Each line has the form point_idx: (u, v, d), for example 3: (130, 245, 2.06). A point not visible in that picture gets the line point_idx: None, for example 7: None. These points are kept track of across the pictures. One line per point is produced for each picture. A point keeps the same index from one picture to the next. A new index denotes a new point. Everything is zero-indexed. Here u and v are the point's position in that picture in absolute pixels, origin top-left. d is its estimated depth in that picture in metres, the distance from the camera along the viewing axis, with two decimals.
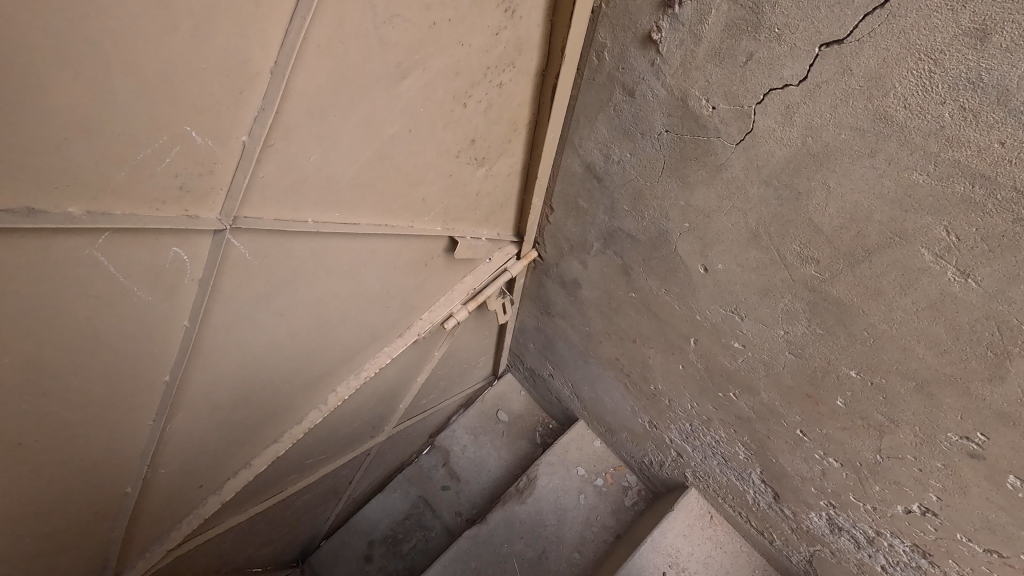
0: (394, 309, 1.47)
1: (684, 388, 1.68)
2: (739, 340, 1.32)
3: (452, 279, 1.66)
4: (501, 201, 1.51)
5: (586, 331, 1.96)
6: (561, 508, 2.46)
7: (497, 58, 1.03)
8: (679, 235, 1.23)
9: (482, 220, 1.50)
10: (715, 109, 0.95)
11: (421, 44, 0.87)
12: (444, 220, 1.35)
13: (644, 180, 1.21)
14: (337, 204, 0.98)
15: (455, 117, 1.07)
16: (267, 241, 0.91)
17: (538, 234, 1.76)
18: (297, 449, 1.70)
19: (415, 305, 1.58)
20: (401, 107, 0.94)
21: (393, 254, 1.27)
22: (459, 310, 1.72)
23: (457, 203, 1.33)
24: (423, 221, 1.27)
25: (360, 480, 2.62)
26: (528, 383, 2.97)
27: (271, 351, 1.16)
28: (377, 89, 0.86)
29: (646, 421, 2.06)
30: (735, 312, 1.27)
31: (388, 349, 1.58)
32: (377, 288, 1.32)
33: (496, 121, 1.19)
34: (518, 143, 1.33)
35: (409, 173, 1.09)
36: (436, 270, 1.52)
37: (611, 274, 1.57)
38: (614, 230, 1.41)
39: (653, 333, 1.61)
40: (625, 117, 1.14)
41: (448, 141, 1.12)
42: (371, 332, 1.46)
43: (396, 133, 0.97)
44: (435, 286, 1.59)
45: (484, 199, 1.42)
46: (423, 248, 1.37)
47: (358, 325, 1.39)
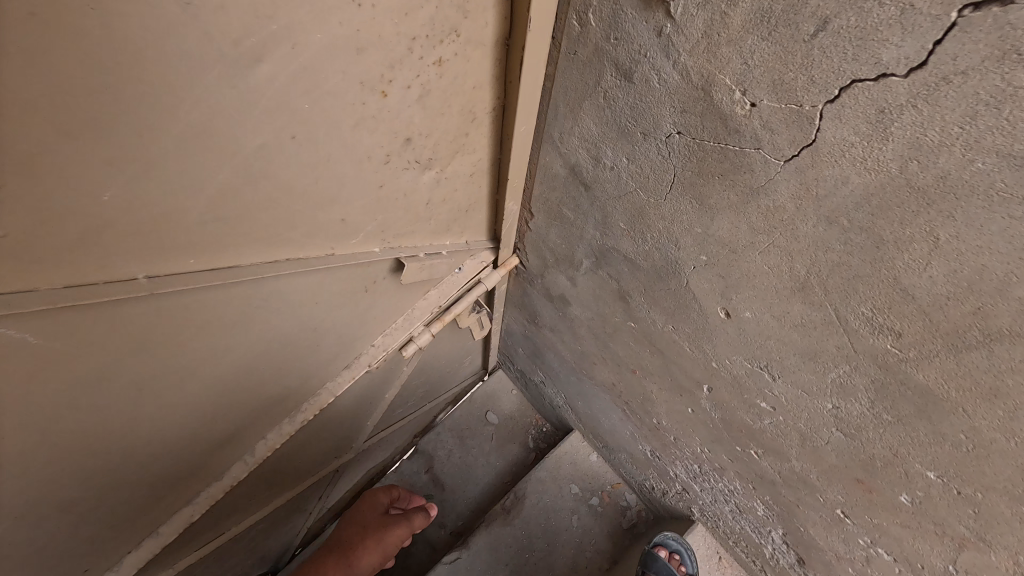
0: (327, 343, 1.18)
1: (693, 431, 1.38)
2: (768, 401, 1.01)
3: (410, 299, 1.35)
4: (465, 206, 1.18)
5: (578, 350, 1.65)
6: (551, 530, 2.22)
7: (426, 24, 0.69)
8: (692, 268, 0.91)
9: (438, 230, 1.18)
10: (755, 106, 0.61)
11: (272, 6, 0.52)
12: (382, 236, 1.04)
13: (644, 195, 0.88)
14: (184, 245, 0.68)
15: (370, 112, 0.74)
16: (67, 315, 0.62)
17: (518, 240, 1.45)
18: (230, 497, 1.44)
19: (360, 334, 1.28)
20: (267, 107, 0.61)
21: (309, 288, 0.96)
22: (421, 332, 1.44)
23: (397, 216, 1.02)
24: (351, 243, 0.97)
25: (332, 493, 2.39)
26: (520, 382, 2.70)
27: (141, 421, 0.88)
28: (207, 84, 0.53)
29: (647, 449, 1.78)
30: (764, 369, 0.95)
31: (332, 387, 1.33)
32: (295, 327, 1.04)
33: (439, 113, 0.86)
34: (478, 138, 1.00)
35: (306, 191, 0.77)
36: (383, 295, 1.21)
37: (605, 297, 1.25)
38: (608, 250, 1.09)
39: (657, 369, 1.29)
40: (618, 110, 0.79)
41: (366, 142, 0.79)
42: (297, 371, 1.18)
43: (269, 142, 0.65)
44: (385, 311, 1.29)
45: (437, 207, 1.10)
46: (356, 274, 1.06)
47: (280, 366, 1.11)
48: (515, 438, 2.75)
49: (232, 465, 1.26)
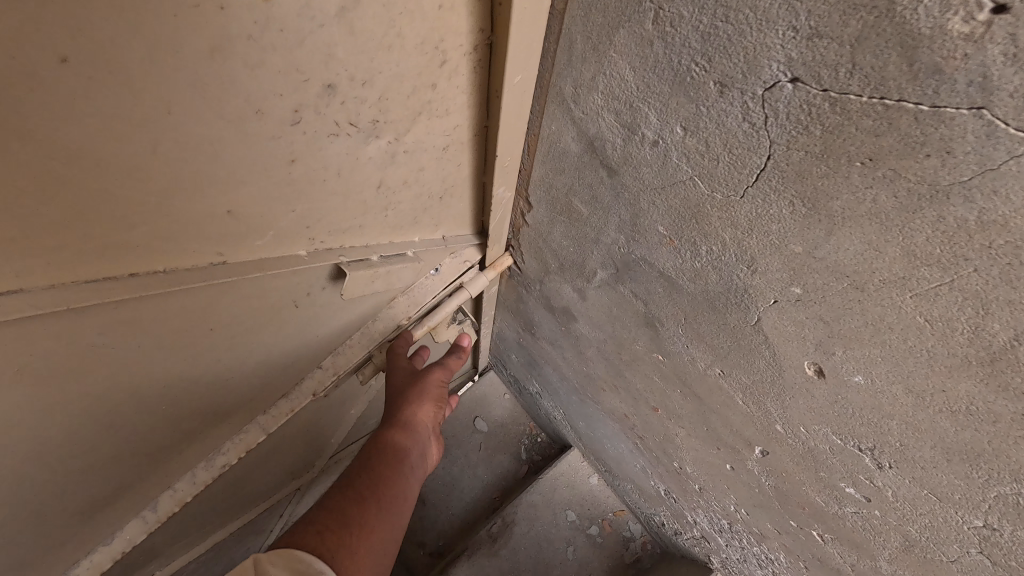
0: (245, 371, 0.87)
1: (729, 489, 1.08)
2: (859, 489, 0.70)
3: (369, 310, 1.03)
4: (438, 192, 0.86)
5: (583, 370, 1.34)
6: (543, 563, 1.94)
7: None
8: (771, 302, 0.59)
9: (398, 223, 0.86)
10: (1002, 15, 0.28)
11: None
12: (311, 233, 0.72)
13: (706, 188, 0.55)
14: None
15: (241, 28, 0.41)
16: None
17: (512, 235, 1.12)
18: (137, 552, 1.13)
19: (298, 356, 0.97)
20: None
21: (193, 310, 0.65)
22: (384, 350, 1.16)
23: (330, 205, 0.70)
24: (257, 243, 0.65)
25: (297, 510, 2.11)
26: (513, 387, 2.39)
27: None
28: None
29: (661, 488, 1.48)
30: (866, 453, 0.64)
31: (263, 421, 1.04)
32: (188, 363, 0.73)
33: (381, 48, 0.53)
34: (450, 94, 0.67)
35: (139, 163, 0.45)
36: (325, 308, 0.89)
37: (625, 319, 0.93)
38: (635, 261, 0.77)
39: (689, 414, 0.98)
40: (679, 43, 0.46)
41: (246, 85, 0.46)
42: (204, 409, 0.87)
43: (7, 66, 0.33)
44: (330, 327, 0.97)
45: (394, 192, 0.78)
46: (272, 288, 0.73)
47: (174, 410, 0.80)
48: (506, 449, 2.47)
49: (125, 524, 0.96)
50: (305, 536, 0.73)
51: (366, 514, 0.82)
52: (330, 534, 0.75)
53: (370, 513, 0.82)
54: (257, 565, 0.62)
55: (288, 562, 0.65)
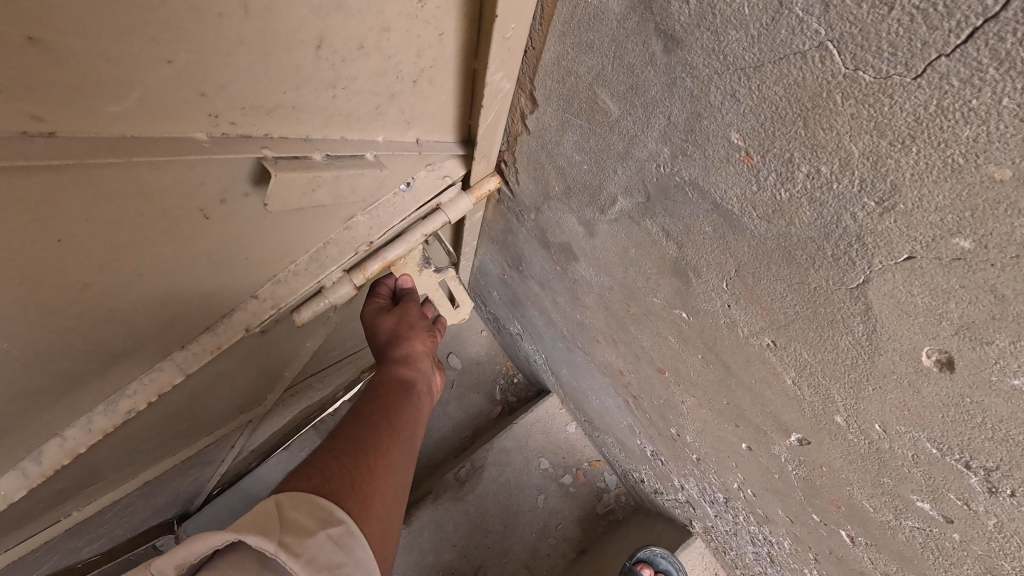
0: (135, 301, 0.64)
1: (736, 468, 0.93)
2: (939, 506, 0.54)
3: (317, 227, 0.81)
4: (409, 73, 0.62)
5: (574, 317, 1.16)
6: (512, 510, 1.84)
7: None
8: (900, 259, 0.39)
9: (353, 111, 0.63)
10: None
11: None
12: (210, 106, 0.48)
13: (842, 65, 0.34)
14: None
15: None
16: None
17: (505, 146, 0.89)
18: (33, 500, 0.94)
19: (218, 284, 0.75)
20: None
21: (4, 204, 0.41)
22: (337, 283, 0.95)
23: (239, 60, 0.46)
24: (110, 110, 0.41)
25: (252, 441, 1.95)
26: (492, 325, 2.22)
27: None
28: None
29: (648, 448, 1.35)
30: (973, 472, 0.47)
31: (182, 359, 0.83)
32: (30, 289, 0.50)
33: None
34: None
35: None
36: (249, 222, 0.66)
37: (644, 264, 0.73)
38: (678, 186, 0.55)
39: (707, 384, 0.81)
40: None
41: None
42: (83, 349, 0.65)
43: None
44: (260, 248, 0.75)
45: (345, 60, 0.54)
46: (155, 185, 0.50)
47: (29, 352, 0.58)
48: (480, 388, 2.33)
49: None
50: (324, 467, 0.62)
51: (381, 439, 0.72)
52: (349, 459, 0.65)
53: (387, 436, 0.73)
54: (279, 508, 0.52)
55: (312, 507, 0.54)
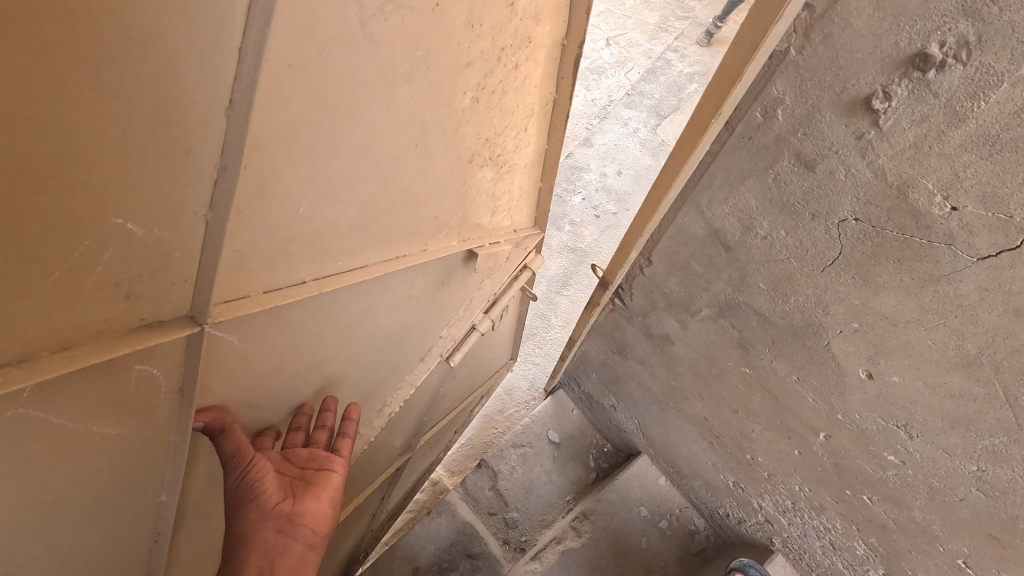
0: (413, 338, 1.34)
1: (795, 471, 1.42)
2: (897, 455, 1.06)
3: (471, 288, 1.47)
4: (515, 199, 1.36)
5: (669, 384, 1.71)
6: (623, 550, 2.26)
7: (510, 36, 0.92)
8: (838, 332, 0.96)
9: (496, 227, 1.35)
10: (955, 210, 0.72)
11: (422, 29, 0.72)
12: (461, 236, 1.20)
13: (795, 264, 0.94)
14: (316, 273, 0.85)
15: (465, 117, 0.95)
16: (259, 323, 0.80)
17: (623, 281, 1.50)
18: None
19: (435, 329, 1.43)
20: (401, 119, 0.80)
21: (407, 281, 1.11)
22: (480, 321, 1.58)
23: (472, 216, 1.19)
24: (438, 240, 1.12)
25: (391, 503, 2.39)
26: (584, 404, 2.79)
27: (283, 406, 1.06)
28: (370, 110, 0.73)
29: (729, 479, 1.83)
30: (900, 429, 1.01)
31: (410, 378, 1.47)
32: (393, 323, 1.18)
33: (505, 116, 1.06)
34: (535, 129, 1.23)
35: (403, 221, 0.97)
36: (456, 288, 1.37)
37: (720, 342, 1.29)
38: (737, 303, 1.13)
39: (766, 412, 1.34)
40: (788, 193, 0.88)
41: (459, 144, 0.99)
42: (390, 366, 1.33)
43: (399, 156, 0.85)
44: (451, 305, 1.42)
45: (498, 207, 1.28)
46: (435, 273, 1.20)
47: (376, 359, 1.24)
48: (576, 458, 2.81)
49: None
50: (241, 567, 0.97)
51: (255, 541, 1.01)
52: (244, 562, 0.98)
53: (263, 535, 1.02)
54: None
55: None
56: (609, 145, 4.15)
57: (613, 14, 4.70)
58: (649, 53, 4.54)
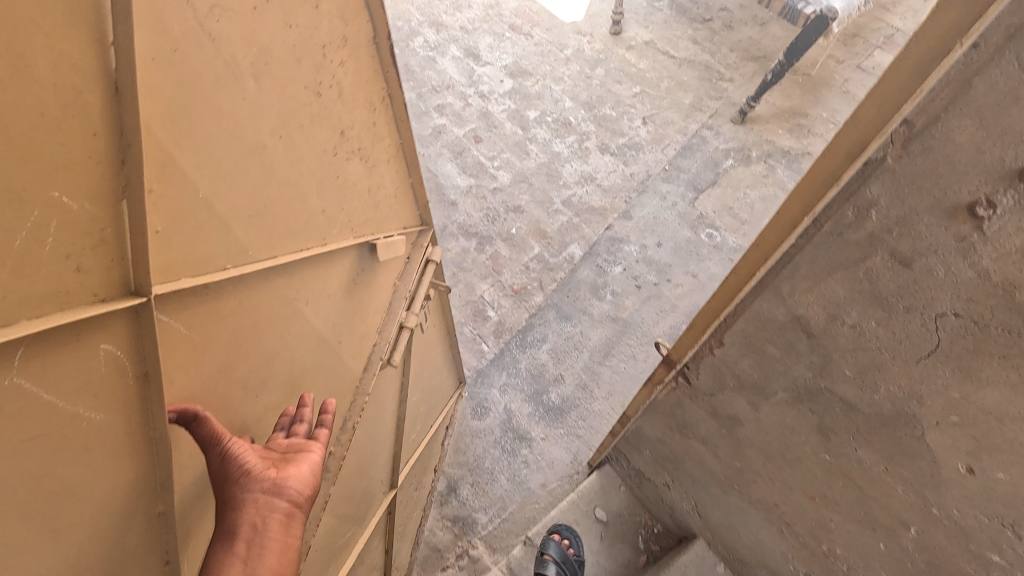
0: (342, 338, 1.56)
1: (880, 567, 1.35)
2: (1003, 556, 1.06)
3: (384, 290, 1.74)
4: (394, 196, 1.65)
5: (734, 466, 1.67)
6: None
7: (333, 33, 1.21)
8: (933, 424, 1.01)
9: (382, 223, 1.63)
10: None
11: (250, 29, 0.99)
12: (353, 230, 1.47)
13: (888, 354, 0.99)
14: (234, 261, 1.07)
15: (314, 110, 1.21)
16: (194, 312, 1.00)
17: (689, 359, 1.49)
18: None
19: (363, 332, 1.67)
20: (260, 112, 1.06)
21: (314, 272, 1.34)
22: (409, 318, 1.81)
23: (356, 210, 1.46)
24: (333, 234, 1.39)
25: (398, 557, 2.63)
26: (632, 481, 2.68)
27: (255, 408, 1.28)
28: (236, 102, 0.99)
29: (801, 571, 1.73)
30: (1008, 527, 1.02)
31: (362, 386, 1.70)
32: (317, 323, 1.41)
33: (353, 111, 1.35)
34: (382, 123, 1.50)
35: (292, 212, 1.21)
36: (368, 286, 1.62)
37: (797, 427, 1.27)
38: (820, 390, 1.14)
39: (848, 501, 1.30)
40: (880, 285, 0.95)
41: (320, 138, 1.25)
42: (330, 368, 1.54)
43: (266, 145, 1.09)
44: (373, 302, 1.69)
45: (377, 203, 1.56)
46: (339, 268, 1.46)
47: (316, 361, 1.46)
48: (624, 539, 2.69)
49: None
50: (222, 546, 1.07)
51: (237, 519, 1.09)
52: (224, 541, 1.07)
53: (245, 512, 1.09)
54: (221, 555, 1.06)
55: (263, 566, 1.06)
56: (648, 218, 4.24)
57: (649, 96, 4.92)
58: (685, 130, 4.71)
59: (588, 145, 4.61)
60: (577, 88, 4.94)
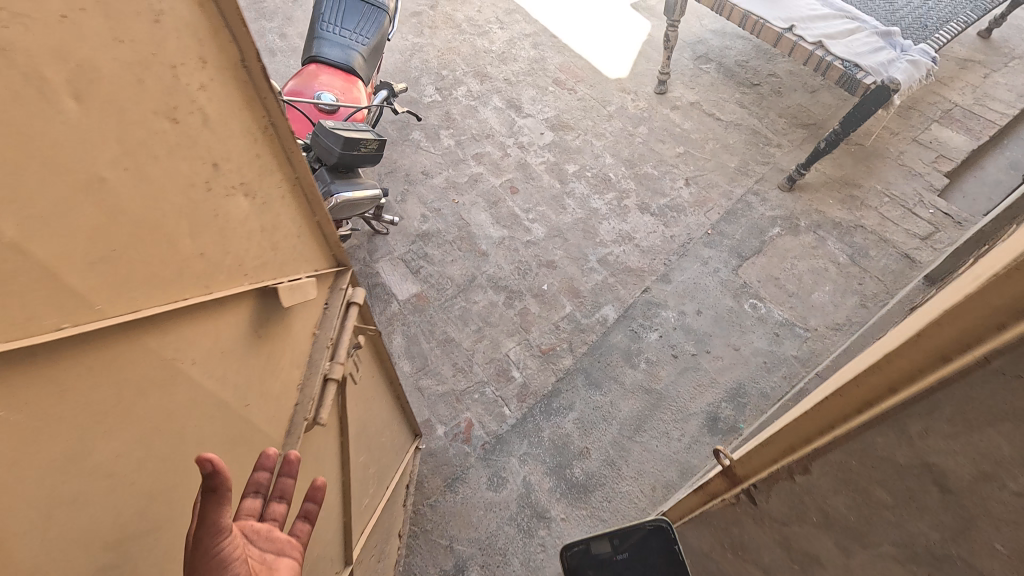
0: (250, 399, 1.36)
1: None
2: None
3: (300, 339, 1.58)
4: (294, 234, 1.49)
5: None
6: None
7: (184, 49, 1.05)
8: None
9: (284, 263, 1.46)
10: None
11: (60, 42, 0.84)
12: (246, 275, 1.31)
13: None
14: (74, 318, 0.89)
15: (174, 138, 1.06)
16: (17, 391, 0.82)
17: None
18: None
19: (278, 388, 1.48)
20: (88, 140, 0.90)
21: (198, 325, 1.16)
22: (335, 368, 1.64)
23: (246, 251, 1.30)
24: (218, 279, 1.22)
25: None
26: None
27: (125, 508, 1.02)
28: (46, 128, 0.83)
29: None
30: None
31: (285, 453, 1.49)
32: (212, 386, 1.22)
33: (228, 138, 1.19)
34: (271, 153, 1.33)
35: (156, 257, 1.04)
36: (275, 337, 1.44)
37: None
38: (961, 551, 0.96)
39: None
40: None
41: (184, 170, 1.10)
42: (240, 435, 1.34)
43: (104, 178, 0.93)
44: (284, 357, 1.50)
45: (273, 243, 1.40)
46: (232, 320, 1.27)
47: (217, 429, 1.25)
48: None
49: None
50: None
51: None
52: None
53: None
54: None
55: None
56: (688, 283, 4.01)
57: (692, 157, 4.78)
58: (729, 194, 4.52)
59: (627, 203, 4.46)
60: (619, 145, 4.84)
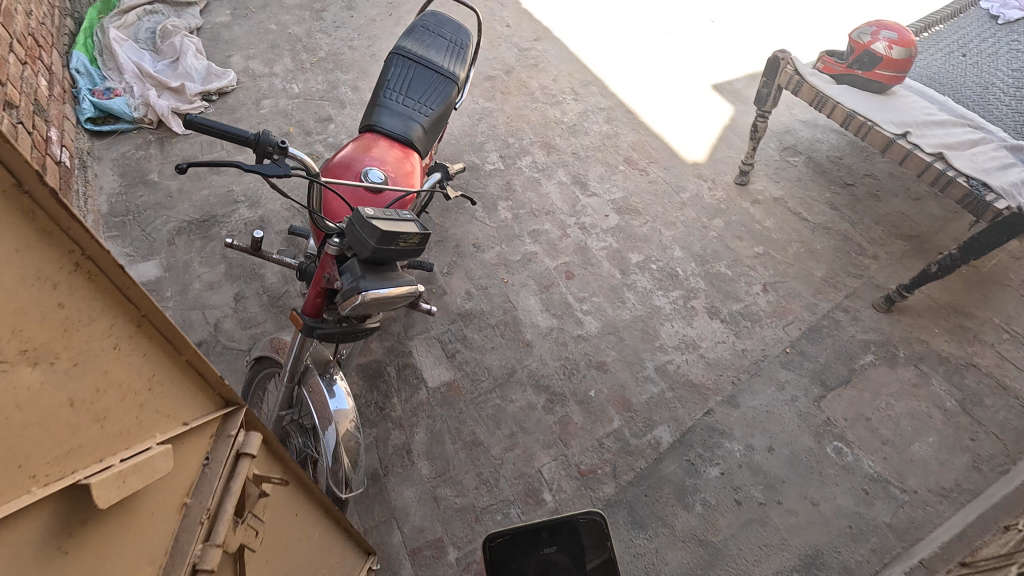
0: None
1: None
2: None
3: (161, 515, 1.33)
4: (133, 395, 1.27)
5: None
6: None
7: None
8: None
9: (121, 434, 1.24)
10: None
11: None
12: (46, 470, 1.08)
13: None
14: None
15: None
16: None
17: None
18: None
19: None
20: None
21: None
22: (207, 550, 1.38)
23: (42, 438, 1.08)
24: None
25: None
26: None
27: None
28: None
29: None
30: None
31: None
32: None
33: None
34: (70, 309, 1.14)
35: None
36: (104, 533, 1.18)
37: None
38: None
39: None
40: None
41: None
42: None
43: None
44: (123, 560, 1.23)
45: (95, 413, 1.18)
46: (21, 536, 1.02)
47: None
48: None
49: None
50: None
51: None
52: None
53: None
54: None
55: None
56: (758, 410, 3.45)
57: (772, 259, 4.27)
58: (813, 308, 3.97)
59: (694, 305, 3.98)
60: (690, 237, 4.41)
